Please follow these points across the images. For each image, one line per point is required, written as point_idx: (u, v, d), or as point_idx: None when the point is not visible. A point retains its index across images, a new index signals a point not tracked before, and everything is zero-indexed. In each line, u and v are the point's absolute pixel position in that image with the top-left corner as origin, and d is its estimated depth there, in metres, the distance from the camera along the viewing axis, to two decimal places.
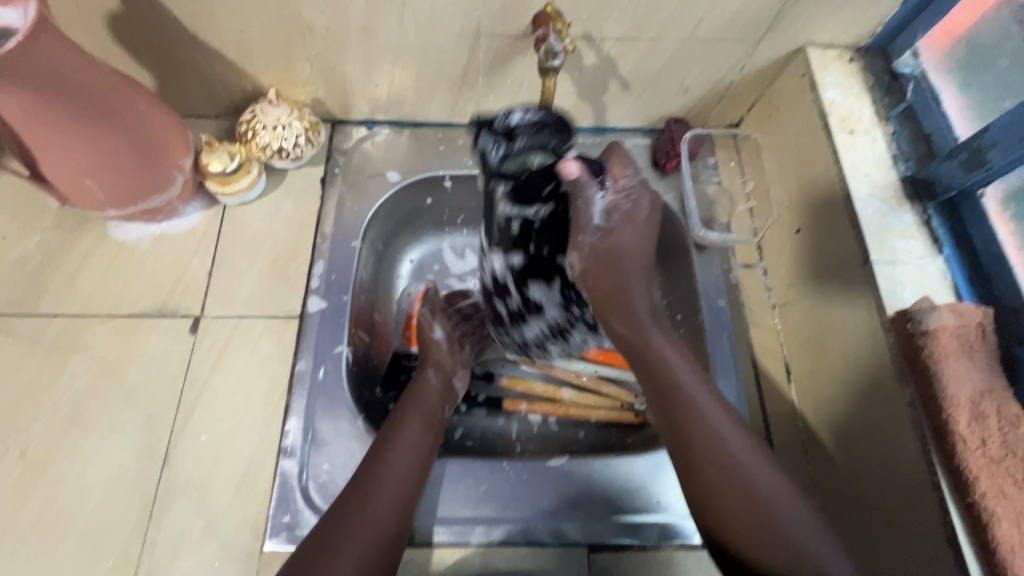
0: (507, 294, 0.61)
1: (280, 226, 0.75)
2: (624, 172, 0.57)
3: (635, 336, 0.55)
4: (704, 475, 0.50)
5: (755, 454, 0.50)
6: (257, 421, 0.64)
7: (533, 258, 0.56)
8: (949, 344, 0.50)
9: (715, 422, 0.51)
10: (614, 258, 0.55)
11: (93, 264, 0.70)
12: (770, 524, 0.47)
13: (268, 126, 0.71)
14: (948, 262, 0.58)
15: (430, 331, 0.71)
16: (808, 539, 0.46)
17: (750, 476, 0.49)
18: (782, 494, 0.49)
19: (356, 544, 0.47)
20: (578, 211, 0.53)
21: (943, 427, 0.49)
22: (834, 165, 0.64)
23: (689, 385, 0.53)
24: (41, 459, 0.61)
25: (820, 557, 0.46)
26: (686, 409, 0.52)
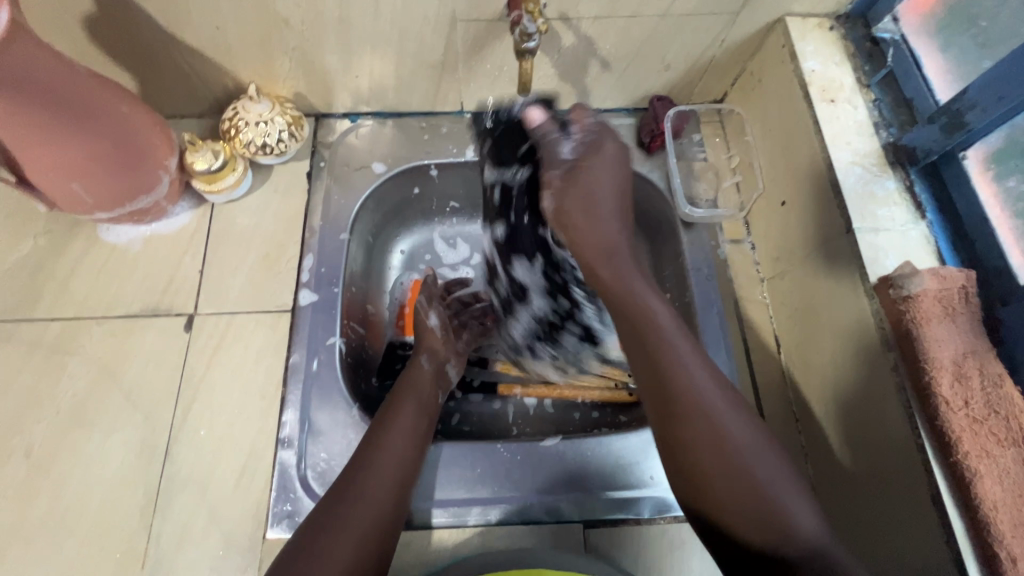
0: (496, 279, 0.71)
1: (269, 221, 0.75)
2: (585, 115, 0.61)
3: (622, 295, 0.56)
4: (683, 429, 0.49)
5: (736, 412, 0.50)
6: (254, 414, 0.65)
7: (514, 229, 0.65)
8: (931, 309, 0.51)
9: (696, 378, 0.51)
10: (589, 206, 0.57)
11: (86, 268, 0.71)
12: (744, 481, 0.47)
13: (250, 122, 0.71)
14: (930, 227, 0.58)
15: (425, 319, 0.71)
16: (786, 499, 0.46)
17: (726, 433, 0.49)
18: (761, 453, 0.48)
19: (353, 525, 0.48)
20: (545, 152, 0.59)
21: (925, 390, 0.50)
22: (815, 135, 0.64)
23: (675, 343, 0.53)
24: (46, 459, 0.62)
25: (793, 516, 0.45)
26: (670, 366, 0.51)
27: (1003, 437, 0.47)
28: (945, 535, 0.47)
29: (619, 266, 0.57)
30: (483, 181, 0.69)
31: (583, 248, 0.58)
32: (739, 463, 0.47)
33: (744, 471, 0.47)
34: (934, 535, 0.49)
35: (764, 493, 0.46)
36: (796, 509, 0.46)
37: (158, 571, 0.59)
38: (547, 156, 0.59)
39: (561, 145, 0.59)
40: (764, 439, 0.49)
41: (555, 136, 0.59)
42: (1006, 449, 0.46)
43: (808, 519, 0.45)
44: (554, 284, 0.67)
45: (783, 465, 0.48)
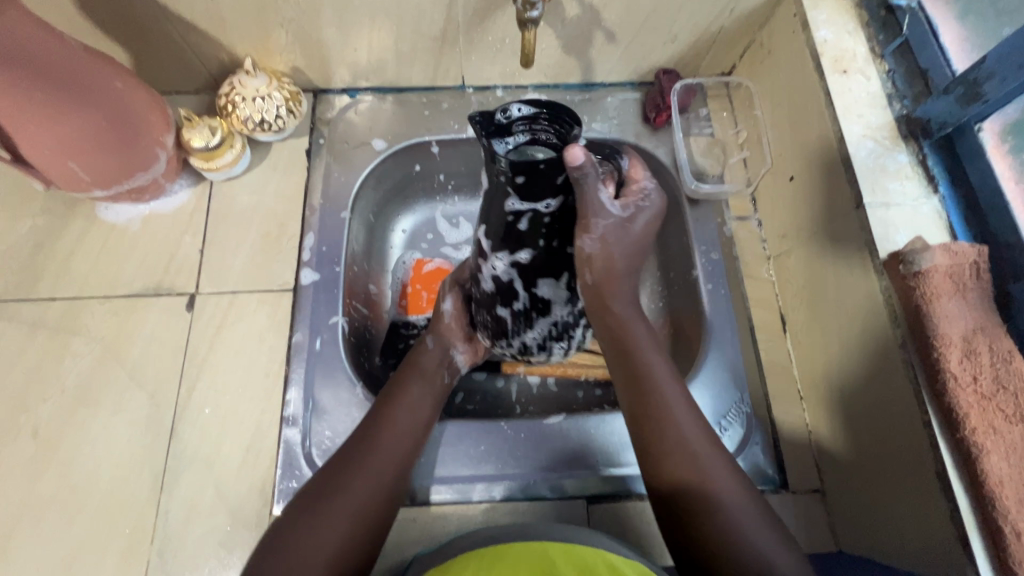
0: (513, 296, 0.59)
1: (269, 200, 0.74)
2: (642, 174, 0.58)
3: (615, 328, 0.56)
4: (669, 465, 0.49)
5: (712, 448, 0.50)
6: (259, 392, 0.65)
7: (544, 253, 0.55)
8: (941, 284, 0.50)
9: (676, 412, 0.52)
10: (621, 248, 0.55)
11: (86, 247, 0.70)
12: (719, 517, 0.46)
13: (247, 97, 0.70)
14: (943, 201, 0.57)
15: (439, 302, 0.67)
16: (765, 541, 0.45)
17: (704, 470, 0.49)
18: (733, 491, 0.48)
19: (352, 498, 0.49)
20: (585, 194, 0.50)
21: (933, 365, 0.49)
22: (826, 108, 0.62)
23: (658, 375, 0.54)
24: (52, 437, 0.63)
25: (772, 556, 0.44)
26: (654, 401, 0.52)
27: (1013, 413, 0.45)
28: (950, 509, 0.47)
29: (618, 298, 0.56)
30: (494, 198, 0.53)
31: (600, 285, 0.56)
32: (716, 501, 0.47)
33: (718, 510, 0.47)
34: (939, 510, 0.49)
35: (738, 532, 0.45)
36: (773, 549, 0.45)
37: (167, 546, 0.59)
38: (589, 201, 0.51)
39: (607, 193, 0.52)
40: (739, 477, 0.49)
41: (598, 180, 0.50)
42: (1015, 426, 0.45)
43: (785, 558, 0.44)
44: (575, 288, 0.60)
45: (754, 503, 0.48)
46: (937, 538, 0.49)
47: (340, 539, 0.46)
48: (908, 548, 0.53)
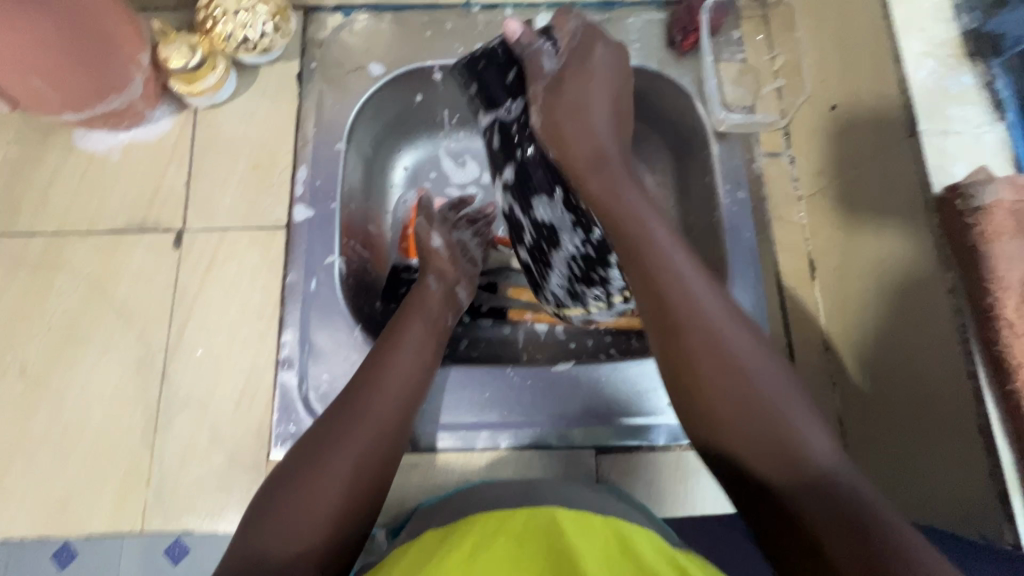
0: (521, 228, 0.63)
1: (258, 130, 0.69)
2: (569, 19, 0.54)
3: (606, 196, 0.50)
4: (686, 353, 0.43)
5: (742, 332, 0.44)
6: (253, 334, 0.62)
7: (521, 165, 0.59)
8: (1004, 222, 0.44)
9: (698, 294, 0.45)
10: (578, 111, 0.52)
11: (65, 178, 0.66)
12: (748, 405, 0.40)
13: (228, 11, 0.63)
14: (1010, 130, 0.49)
15: (426, 241, 0.65)
16: (804, 427, 0.39)
17: (735, 356, 0.42)
18: (769, 377, 0.42)
19: (349, 447, 0.45)
20: (529, 62, 0.54)
21: (986, 312, 0.44)
22: (881, 22, 0.54)
23: (676, 259, 0.47)
24: (41, 376, 0.60)
25: (813, 445, 0.39)
26: (669, 287, 0.46)
27: None
28: (991, 465, 0.44)
29: (601, 164, 0.51)
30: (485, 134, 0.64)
31: (568, 150, 0.52)
32: (749, 388, 0.41)
33: (750, 397, 0.41)
34: (979, 469, 0.45)
35: (775, 417, 0.40)
36: (814, 437, 0.39)
37: (163, 488, 0.58)
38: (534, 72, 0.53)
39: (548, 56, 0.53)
40: (778, 364, 0.43)
41: (541, 48, 0.53)
42: None
43: (828, 445, 0.39)
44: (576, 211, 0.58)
45: (797, 390, 0.42)
46: (977, 497, 0.45)
47: (340, 491, 0.43)
48: (941, 506, 0.50)
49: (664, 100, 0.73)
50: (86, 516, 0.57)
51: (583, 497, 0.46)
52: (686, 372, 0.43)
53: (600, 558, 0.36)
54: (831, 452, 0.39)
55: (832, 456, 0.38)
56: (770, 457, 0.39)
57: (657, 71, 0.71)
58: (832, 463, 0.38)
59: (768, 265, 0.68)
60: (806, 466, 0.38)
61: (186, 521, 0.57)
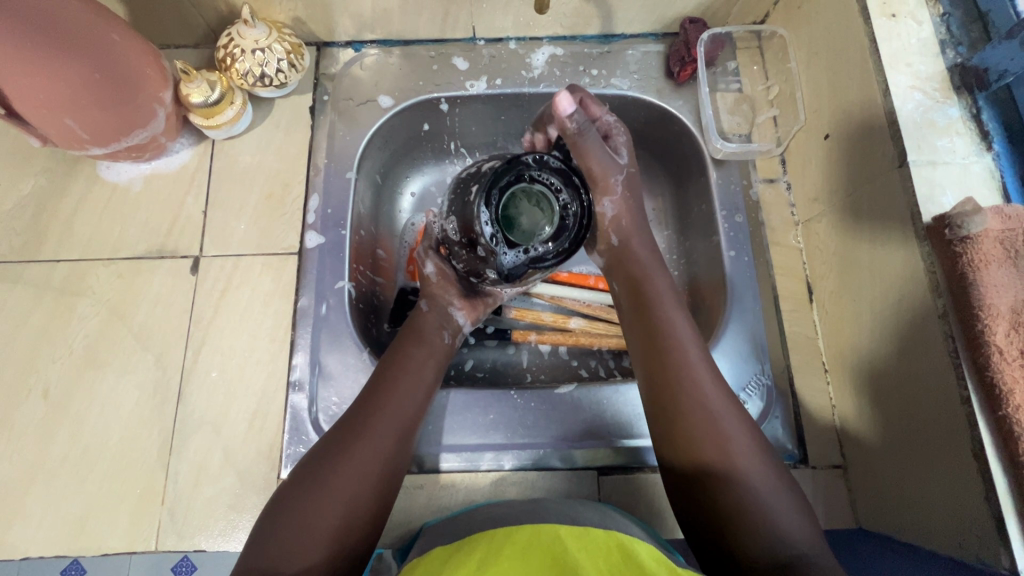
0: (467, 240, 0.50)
1: (272, 159, 0.72)
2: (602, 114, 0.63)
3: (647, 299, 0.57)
4: (688, 430, 0.48)
5: (736, 414, 0.49)
6: (265, 357, 0.64)
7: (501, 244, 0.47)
8: (991, 251, 0.45)
9: (698, 370, 0.51)
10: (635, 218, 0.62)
11: (89, 208, 0.69)
12: (733, 469, 0.46)
13: (246, 49, 0.66)
14: (996, 160, 0.51)
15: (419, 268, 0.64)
16: (786, 521, 0.44)
17: (730, 444, 0.47)
18: (762, 476, 0.46)
19: (352, 473, 0.47)
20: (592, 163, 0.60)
21: (977, 339, 0.45)
22: (870, 56, 0.56)
23: (679, 328, 0.54)
24: (61, 400, 0.63)
25: (792, 532, 0.43)
26: (675, 358, 0.52)
27: None
28: (986, 490, 0.45)
29: (638, 257, 0.60)
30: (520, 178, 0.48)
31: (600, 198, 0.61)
32: (732, 456, 0.47)
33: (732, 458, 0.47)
34: (974, 494, 0.46)
35: (757, 494, 0.45)
36: (789, 518, 0.44)
37: (177, 508, 0.60)
38: (590, 154, 0.60)
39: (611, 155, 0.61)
40: (755, 440, 0.48)
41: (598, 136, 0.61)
42: None
43: (805, 530, 0.44)
44: (492, 180, 0.47)
45: (772, 469, 0.47)
46: (971, 523, 0.46)
47: (340, 516, 0.45)
48: (937, 531, 0.50)
49: (663, 129, 0.76)
50: (102, 535, 0.59)
51: (583, 514, 0.48)
52: (687, 435, 0.48)
53: (599, 564, 0.38)
54: (801, 529, 0.44)
55: (802, 534, 0.44)
56: (747, 529, 0.44)
57: (658, 100, 0.74)
58: (805, 544, 0.43)
59: (767, 288, 0.69)
60: (779, 540, 0.43)
61: (198, 540, 0.59)
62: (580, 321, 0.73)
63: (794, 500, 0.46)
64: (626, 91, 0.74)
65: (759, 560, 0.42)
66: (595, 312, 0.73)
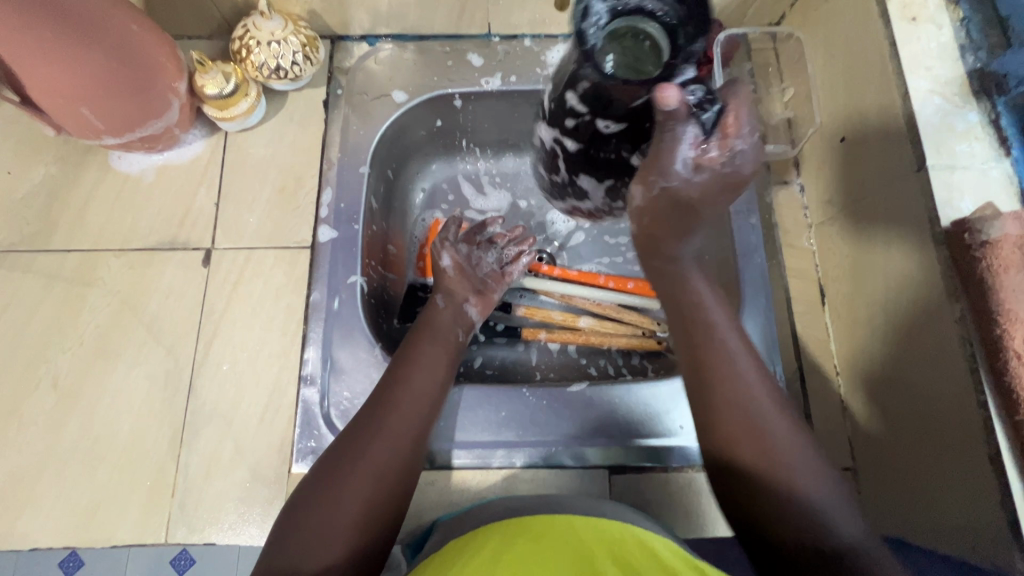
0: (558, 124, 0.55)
1: (285, 152, 0.71)
2: (738, 130, 0.49)
3: (673, 286, 0.56)
4: (725, 422, 0.48)
5: (775, 408, 0.48)
6: (277, 350, 0.64)
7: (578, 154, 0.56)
8: (1011, 255, 0.45)
9: (737, 365, 0.50)
10: (685, 205, 0.54)
11: (100, 198, 0.69)
12: (773, 460, 0.45)
13: (262, 41, 0.65)
14: (1014, 166, 0.51)
15: (436, 261, 0.67)
16: (833, 512, 0.43)
17: (770, 435, 0.46)
18: (805, 466, 0.45)
19: (369, 470, 0.47)
20: (659, 151, 0.49)
21: (994, 344, 0.45)
22: (890, 60, 0.56)
23: (718, 328, 0.52)
24: (71, 391, 0.62)
25: (840, 523, 0.42)
26: (711, 349, 0.51)
27: None
28: (1001, 494, 0.45)
29: (675, 247, 0.57)
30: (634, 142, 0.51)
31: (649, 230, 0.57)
32: (778, 455, 0.45)
33: (776, 452, 0.45)
34: (989, 497, 0.46)
35: (804, 493, 0.43)
36: (833, 510, 0.43)
37: (187, 500, 0.59)
38: (661, 155, 0.49)
39: (687, 152, 0.49)
40: (800, 436, 0.47)
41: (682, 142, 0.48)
42: None
43: (851, 520, 0.43)
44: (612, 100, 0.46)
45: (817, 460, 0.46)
46: (985, 525, 0.46)
47: (359, 512, 0.45)
48: (949, 533, 0.51)
49: None
50: (113, 526, 0.59)
51: (599, 509, 0.48)
52: (728, 435, 0.47)
53: (617, 557, 0.38)
54: (850, 523, 0.42)
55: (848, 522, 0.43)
56: (793, 520, 0.43)
57: None
58: (853, 537, 0.41)
59: (779, 290, 0.69)
60: (826, 530, 0.42)
61: (208, 533, 0.59)
62: (589, 320, 0.73)
63: (846, 496, 0.44)
64: None
65: (803, 552, 0.42)
66: (606, 311, 0.73)
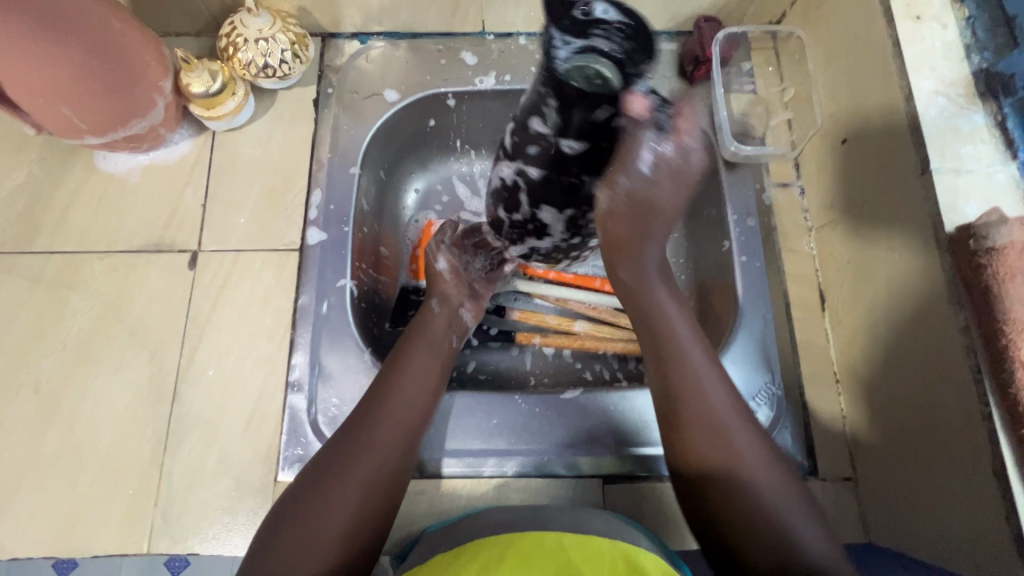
0: (515, 205, 0.56)
1: (274, 153, 0.70)
2: (689, 133, 0.50)
3: (636, 288, 0.55)
4: (692, 440, 0.47)
5: (744, 426, 0.47)
6: (264, 355, 0.63)
7: (545, 179, 0.50)
8: (1018, 262, 0.43)
9: (706, 383, 0.49)
10: (641, 211, 0.51)
11: (84, 199, 0.67)
12: (742, 481, 0.45)
13: (249, 39, 0.64)
14: (1022, 169, 0.49)
15: (432, 263, 0.66)
16: (799, 533, 0.42)
17: (741, 455, 0.46)
18: (773, 485, 0.45)
19: (355, 478, 0.45)
20: (624, 150, 0.47)
21: (1000, 354, 0.43)
22: (893, 60, 0.54)
23: (689, 353, 0.51)
24: (53, 396, 0.61)
25: (807, 543, 0.42)
26: (680, 366, 0.50)
27: None
28: (1006, 509, 0.43)
29: (640, 261, 0.54)
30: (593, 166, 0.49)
31: (622, 243, 0.53)
32: (752, 482, 0.44)
33: (748, 481, 0.45)
34: (993, 511, 0.44)
35: (779, 520, 0.43)
36: (803, 528, 0.43)
37: (170, 509, 0.58)
38: (630, 154, 0.47)
39: (650, 149, 0.48)
40: (768, 455, 0.46)
41: (647, 137, 0.47)
42: None
43: (820, 542, 0.42)
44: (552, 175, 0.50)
45: (785, 481, 0.45)
46: (988, 539, 0.45)
47: (350, 519, 0.44)
48: (952, 546, 0.49)
49: None
50: (93, 536, 0.57)
51: (590, 523, 0.47)
52: (695, 454, 0.47)
53: None
54: (817, 543, 0.42)
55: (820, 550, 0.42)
56: (761, 542, 0.42)
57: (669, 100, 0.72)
58: (821, 557, 0.41)
59: (778, 295, 0.68)
60: (798, 558, 0.41)
61: (191, 543, 0.57)
62: (585, 325, 0.72)
63: (811, 517, 0.44)
64: None
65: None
66: (601, 315, 0.72)
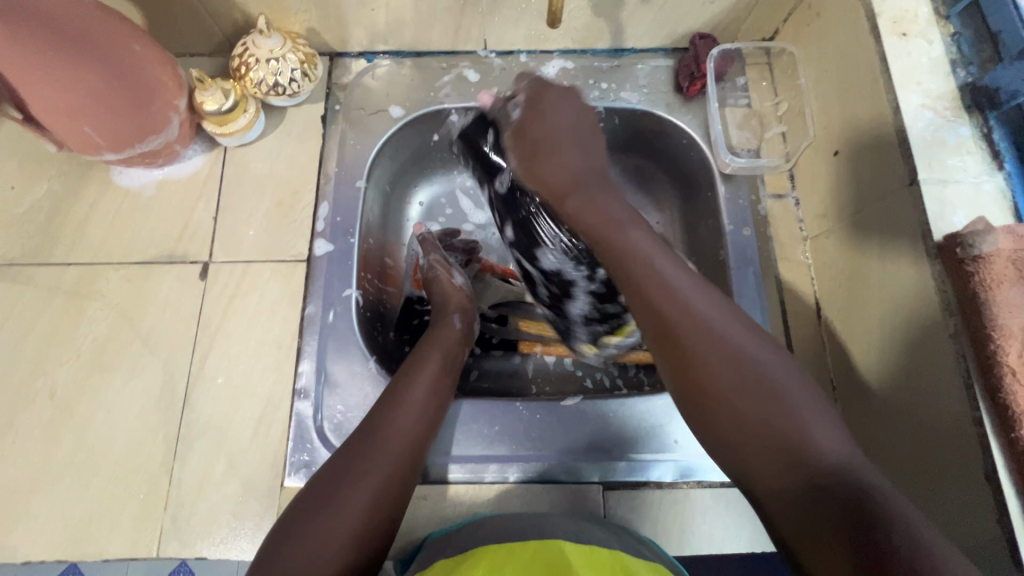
0: (535, 280, 0.69)
1: (284, 167, 0.72)
2: (524, 82, 0.61)
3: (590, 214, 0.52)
4: (688, 352, 0.46)
5: (732, 320, 0.47)
6: (272, 363, 0.65)
7: (517, 228, 0.66)
8: (1005, 271, 0.45)
9: (681, 284, 0.48)
10: (556, 148, 0.56)
11: (100, 213, 0.70)
12: (746, 381, 0.44)
13: (261, 59, 0.67)
14: (1008, 179, 0.51)
15: (450, 278, 0.68)
16: (811, 425, 0.42)
17: (737, 352, 0.45)
18: (776, 376, 0.44)
19: (373, 472, 0.48)
20: (505, 118, 0.60)
21: (989, 360, 0.44)
22: (881, 75, 0.56)
23: (659, 259, 0.49)
24: (68, 403, 0.63)
25: (823, 440, 0.41)
26: (654, 276, 0.49)
27: None
28: (998, 514, 0.44)
29: (596, 202, 0.53)
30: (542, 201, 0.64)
31: (562, 197, 0.54)
32: (754, 378, 0.44)
33: (749, 375, 0.44)
34: (985, 515, 0.45)
35: (791, 418, 0.42)
36: (815, 423, 0.42)
37: (180, 513, 0.59)
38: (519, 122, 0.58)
39: (519, 108, 0.59)
40: (763, 350, 0.46)
41: (510, 104, 0.60)
42: None
43: (832, 434, 0.41)
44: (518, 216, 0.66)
45: (793, 382, 0.44)
46: (982, 543, 0.46)
47: (364, 515, 0.46)
48: None
49: (671, 143, 0.76)
50: (104, 539, 0.59)
51: (590, 531, 0.48)
52: (693, 369, 0.45)
53: None
54: (832, 436, 0.41)
55: (836, 449, 0.40)
56: (781, 442, 0.41)
57: (666, 114, 0.74)
58: (837, 452, 0.40)
59: (775, 304, 0.69)
60: (816, 457, 0.40)
61: (199, 547, 0.58)
62: None
63: (819, 409, 0.43)
64: (636, 105, 0.75)
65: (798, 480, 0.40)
66: None
